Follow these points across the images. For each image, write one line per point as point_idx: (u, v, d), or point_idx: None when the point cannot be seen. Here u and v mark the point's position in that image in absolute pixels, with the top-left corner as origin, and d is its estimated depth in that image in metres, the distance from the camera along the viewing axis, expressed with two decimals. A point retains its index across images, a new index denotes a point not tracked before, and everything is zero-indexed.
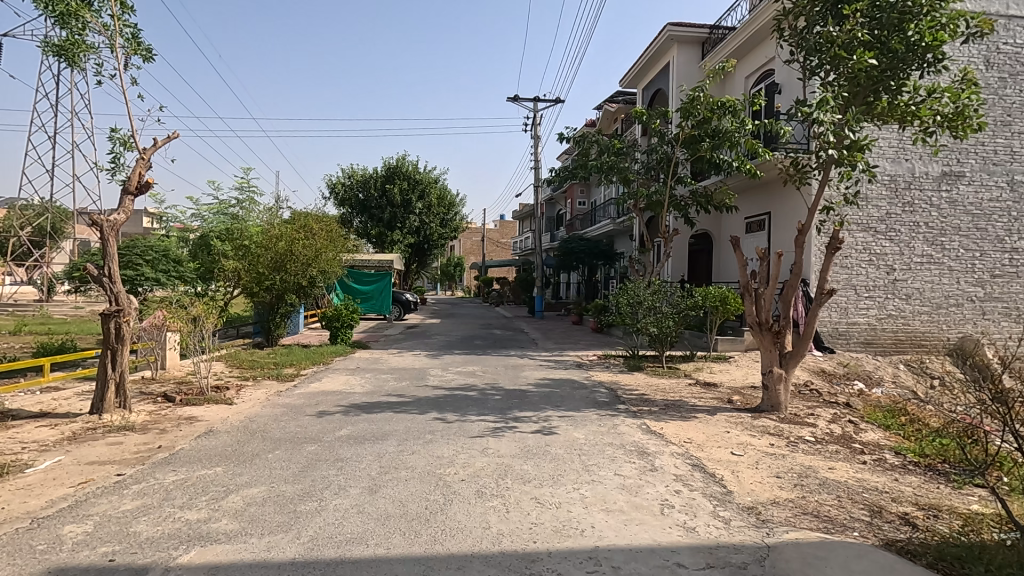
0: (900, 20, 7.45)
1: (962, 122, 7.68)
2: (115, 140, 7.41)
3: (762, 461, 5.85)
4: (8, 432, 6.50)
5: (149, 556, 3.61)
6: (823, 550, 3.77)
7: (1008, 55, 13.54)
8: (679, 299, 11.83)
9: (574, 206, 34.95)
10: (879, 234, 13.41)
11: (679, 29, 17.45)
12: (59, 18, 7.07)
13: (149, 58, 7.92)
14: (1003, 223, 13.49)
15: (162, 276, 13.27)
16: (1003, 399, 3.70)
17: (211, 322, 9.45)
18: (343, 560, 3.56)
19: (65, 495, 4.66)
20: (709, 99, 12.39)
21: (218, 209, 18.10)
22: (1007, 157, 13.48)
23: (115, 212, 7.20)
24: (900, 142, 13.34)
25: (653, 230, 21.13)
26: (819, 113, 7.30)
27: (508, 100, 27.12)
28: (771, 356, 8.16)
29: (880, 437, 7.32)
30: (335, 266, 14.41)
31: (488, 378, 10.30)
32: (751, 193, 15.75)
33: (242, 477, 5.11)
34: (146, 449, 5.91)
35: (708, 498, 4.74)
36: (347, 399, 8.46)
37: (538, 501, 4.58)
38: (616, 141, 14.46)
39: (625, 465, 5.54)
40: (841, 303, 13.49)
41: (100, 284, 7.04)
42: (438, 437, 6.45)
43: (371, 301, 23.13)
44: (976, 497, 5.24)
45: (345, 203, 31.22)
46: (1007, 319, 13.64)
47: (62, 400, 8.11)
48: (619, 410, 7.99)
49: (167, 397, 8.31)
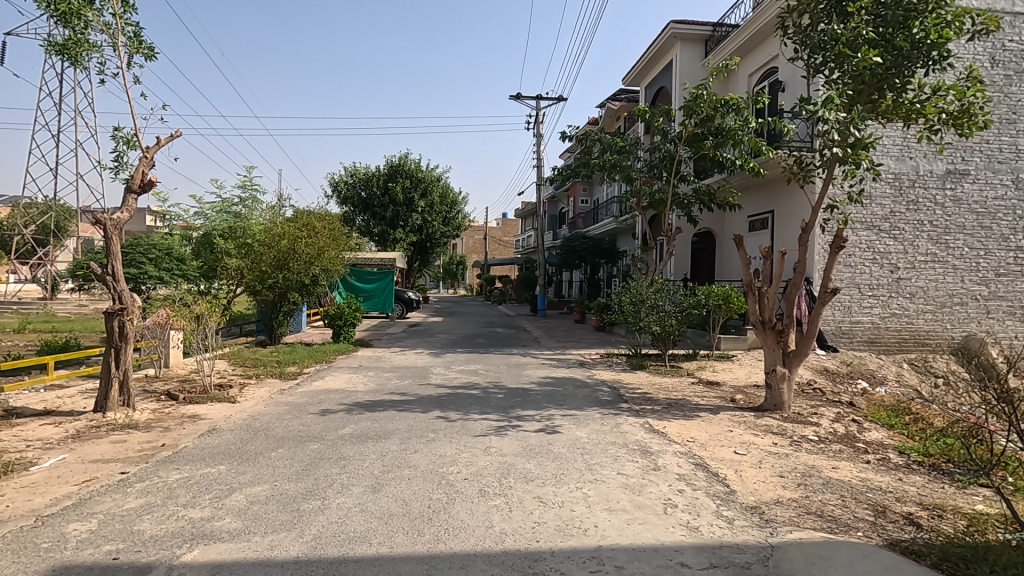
0: (906, 18, 7.36)
1: (967, 120, 7.66)
2: (119, 139, 7.39)
3: (766, 461, 5.84)
4: (13, 430, 6.53)
5: (152, 554, 3.61)
6: (826, 550, 3.76)
7: (1014, 53, 13.46)
8: (682, 298, 11.80)
9: (576, 203, 35.29)
10: (883, 233, 13.37)
11: (683, 26, 17.35)
12: (62, 17, 7.07)
13: (152, 57, 7.90)
14: (1009, 221, 13.43)
15: (166, 275, 13.50)
16: (1007, 398, 3.67)
17: (214, 320, 9.42)
18: (346, 559, 3.55)
19: (70, 493, 4.67)
20: (712, 97, 12.23)
21: (222, 207, 18.15)
22: (1013, 155, 13.42)
23: (119, 210, 7.16)
24: (904, 140, 13.32)
25: (654, 229, 21.05)
26: (824, 111, 7.28)
27: (511, 97, 27.03)
28: (774, 355, 8.08)
29: (883, 436, 7.32)
30: (337, 264, 14.36)
31: (490, 377, 10.28)
32: (755, 191, 15.69)
33: (246, 475, 5.11)
34: (150, 448, 5.91)
35: (711, 498, 4.72)
36: (349, 398, 8.44)
37: (541, 501, 4.57)
38: (619, 139, 14.27)
39: (628, 464, 5.52)
40: (844, 302, 13.45)
41: (104, 282, 7.05)
42: (441, 436, 6.43)
43: (372, 300, 23.09)
44: (980, 497, 5.25)
45: (348, 201, 31.19)
46: (1012, 319, 13.60)
47: (66, 398, 8.11)
48: (622, 409, 7.96)
49: (169, 395, 8.33)
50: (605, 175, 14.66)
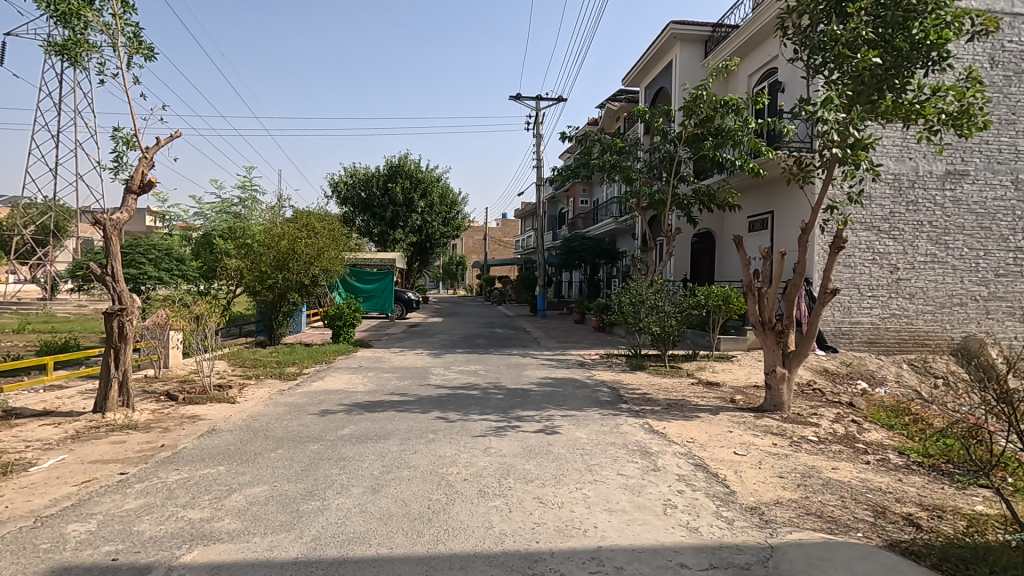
0: (905, 19, 7.38)
1: (967, 120, 7.67)
2: (118, 139, 7.40)
3: (766, 461, 5.84)
4: (12, 430, 6.52)
5: (151, 555, 3.61)
6: (826, 551, 3.76)
7: (1013, 53, 13.47)
8: (681, 298, 11.80)
9: (576, 204, 35.29)
10: (883, 233, 13.37)
11: (682, 27, 17.37)
12: (61, 18, 7.07)
13: (151, 57, 7.91)
14: (1008, 222, 13.44)
15: (165, 275, 13.65)
16: (1007, 399, 3.67)
17: (214, 320, 9.40)
18: (345, 560, 3.55)
19: (70, 494, 4.67)
20: (712, 98, 12.22)
21: (221, 208, 18.15)
22: (1012, 155, 13.42)
23: (118, 210, 7.16)
24: (904, 141, 13.33)
25: (654, 229, 21.05)
26: (823, 111, 7.28)
27: (510, 99, 27.00)
28: (774, 356, 8.07)
29: (883, 437, 7.33)
30: (337, 264, 14.37)
31: (490, 378, 10.27)
32: (755, 191, 15.69)
33: (245, 476, 5.11)
34: (149, 449, 5.90)
35: (711, 498, 4.72)
36: (349, 399, 8.43)
37: (541, 501, 4.57)
38: (618, 140, 14.26)
39: (628, 464, 5.52)
40: (844, 303, 13.46)
41: (103, 282, 7.04)
42: (441, 436, 6.42)
43: (372, 301, 23.09)
44: (980, 497, 5.25)
45: (347, 202, 31.19)
46: (1011, 319, 13.61)
47: (65, 399, 8.10)
48: (621, 409, 7.96)
49: (169, 395, 8.32)
50: (605, 176, 14.65)
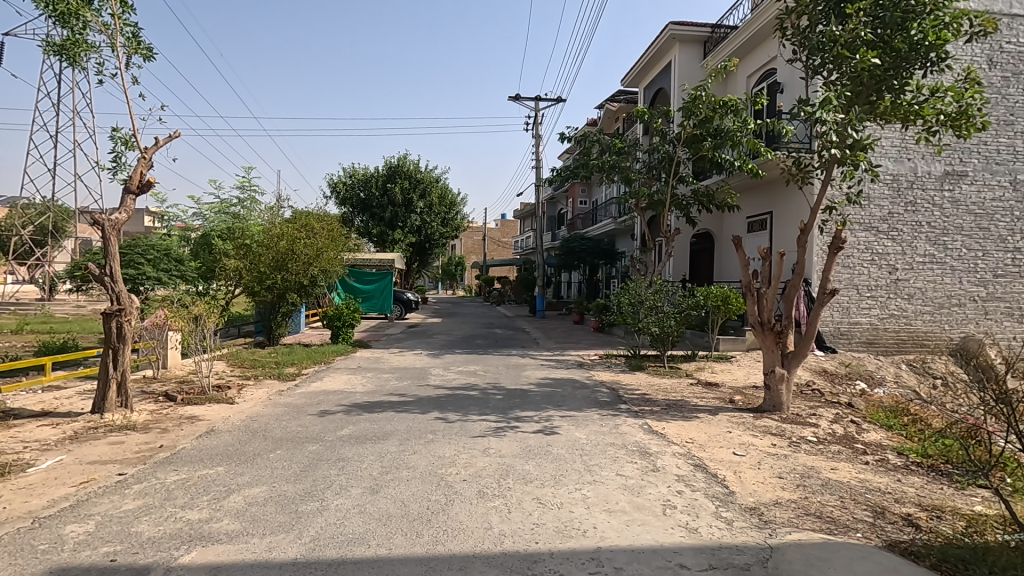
0: (903, 20, 7.39)
1: (965, 121, 7.68)
2: (116, 139, 7.39)
3: (765, 462, 5.84)
4: (11, 431, 6.51)
5: (150, 556, 3.60)
6: (825, 551, 3.76)
7: (1011, 54, 13.51)
8: (680, 299, 11.78)
9: (576, 205, 35.30)
10: (881, 234, 13.39)
11: (681, 27, 17.40)
12: (60, 18, 7.06)
13: (150, 58, 7.90)
14: (1006, 222, 13.47)
15: (163, 275, 13.36)
16: (1006, 399, 3.69)
17: (212, 321, 9.39)
18: (344, 560, 3.55)
19: (67, 495, 4.65)
20: (711, 99, 12.24)
21: (220, 208, 18.15)
22: (1010, 156, 13.45)
23: (117, 210, 7.15)
24: (903, 142, 13.34)
25: (653, 230, 21.04)
26: (821, 112, 7.27)
27: (509, 99, 27.09)
28: (773, 356, 8.06)
29: (882, 437, 7.35)
30: (336, 265, 14.35)
31: (489, 378, 10.28)
32: (753, 192, 15.76)
33: (244, 477, 5.10)
34: (147, 449, 5.89)
35: (710, 499, 4.72)
36: (348, 399, 8.43)
37: (540, 501, 4.57)
38: (617, 140, 14.28)
39: (628, 465, 5.53)
40: (843, 303, 13.47)
41: (102, 282, 7.03)
42: (440, 437, 6.42)
43: (371, 301, 23.11)
44: (979, 498, 5.25)
45: (346, 202, 31.20)
46: (1010, 320, 13.61)
47: (64, 399, 8.09)
48: (620, 410, 7.97)
49: (168, 396, 8.31)
50: (604, 176, 14.67)
